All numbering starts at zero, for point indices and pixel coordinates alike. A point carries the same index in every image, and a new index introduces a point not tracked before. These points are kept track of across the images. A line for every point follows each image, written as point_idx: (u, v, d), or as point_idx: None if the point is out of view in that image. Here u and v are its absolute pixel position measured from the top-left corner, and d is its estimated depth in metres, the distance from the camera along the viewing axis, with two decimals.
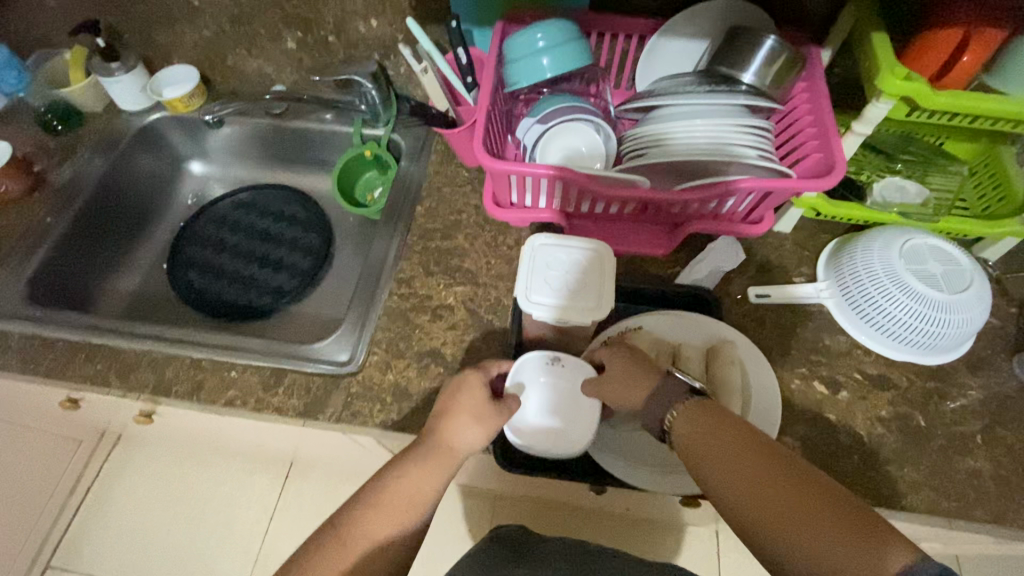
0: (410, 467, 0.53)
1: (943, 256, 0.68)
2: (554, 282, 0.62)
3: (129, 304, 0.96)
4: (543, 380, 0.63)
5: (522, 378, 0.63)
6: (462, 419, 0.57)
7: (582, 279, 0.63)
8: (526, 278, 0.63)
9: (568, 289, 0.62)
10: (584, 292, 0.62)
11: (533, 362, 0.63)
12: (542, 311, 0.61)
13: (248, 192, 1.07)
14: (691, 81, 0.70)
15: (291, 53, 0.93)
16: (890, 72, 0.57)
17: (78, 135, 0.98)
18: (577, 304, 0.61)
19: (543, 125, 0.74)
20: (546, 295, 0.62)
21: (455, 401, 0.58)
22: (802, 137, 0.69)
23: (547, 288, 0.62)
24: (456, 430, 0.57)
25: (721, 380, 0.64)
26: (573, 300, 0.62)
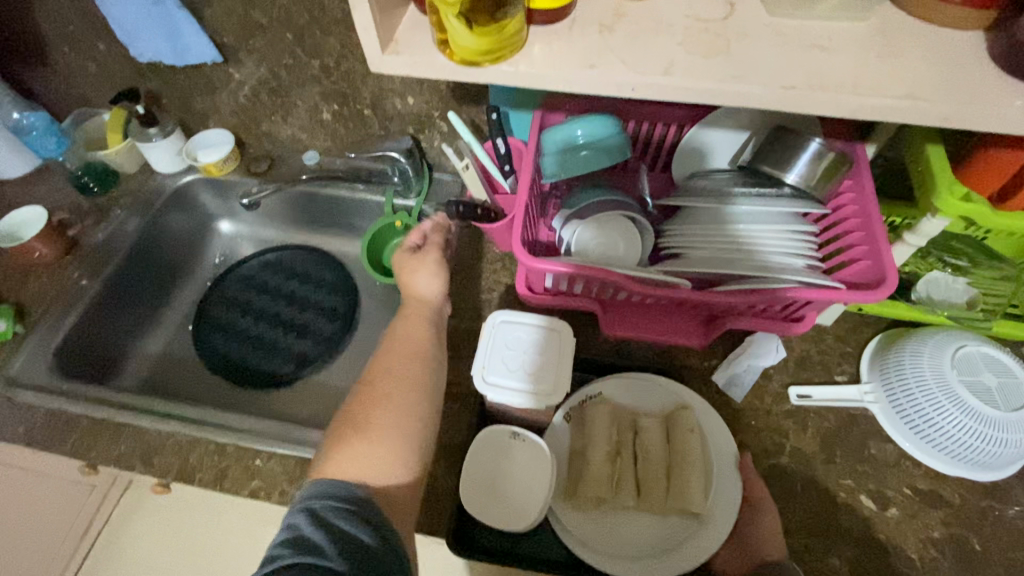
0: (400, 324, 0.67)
1: (995, 366, 0.65)
2: (511, 361, 0.60)
3: (153, 367, 0.95)
4: (505, 454, 0.62)
5: (482, 448, 0.62)
6: (417, 275, 0.73)
7: (538, 360, 0.61)
8: (483, 356, 0.61)
9: (526, 371, 0.60)
10: (540, 375, 0.60)
11: (494, 433, 0.63)
12: (497, 393, 0.59)
13: (275, 253, 1.07)
14: (733, 181, 0.69)
15: (326, 123, 0.93)
16: (950, 192, 0.55)
17: (113, 196, 0.99)
18: (533, 388, 0.59)
19: (581, 218, 0.72)
20: (503, 377, 0.60)
21: (403, 265, 0.74)
22: (848, 239, 0.67)
23: (503, 368, 0.60)
24: (414, 284, 0.72)
25: (681, 453, 0.60)
26: (528, 382, 0.59)
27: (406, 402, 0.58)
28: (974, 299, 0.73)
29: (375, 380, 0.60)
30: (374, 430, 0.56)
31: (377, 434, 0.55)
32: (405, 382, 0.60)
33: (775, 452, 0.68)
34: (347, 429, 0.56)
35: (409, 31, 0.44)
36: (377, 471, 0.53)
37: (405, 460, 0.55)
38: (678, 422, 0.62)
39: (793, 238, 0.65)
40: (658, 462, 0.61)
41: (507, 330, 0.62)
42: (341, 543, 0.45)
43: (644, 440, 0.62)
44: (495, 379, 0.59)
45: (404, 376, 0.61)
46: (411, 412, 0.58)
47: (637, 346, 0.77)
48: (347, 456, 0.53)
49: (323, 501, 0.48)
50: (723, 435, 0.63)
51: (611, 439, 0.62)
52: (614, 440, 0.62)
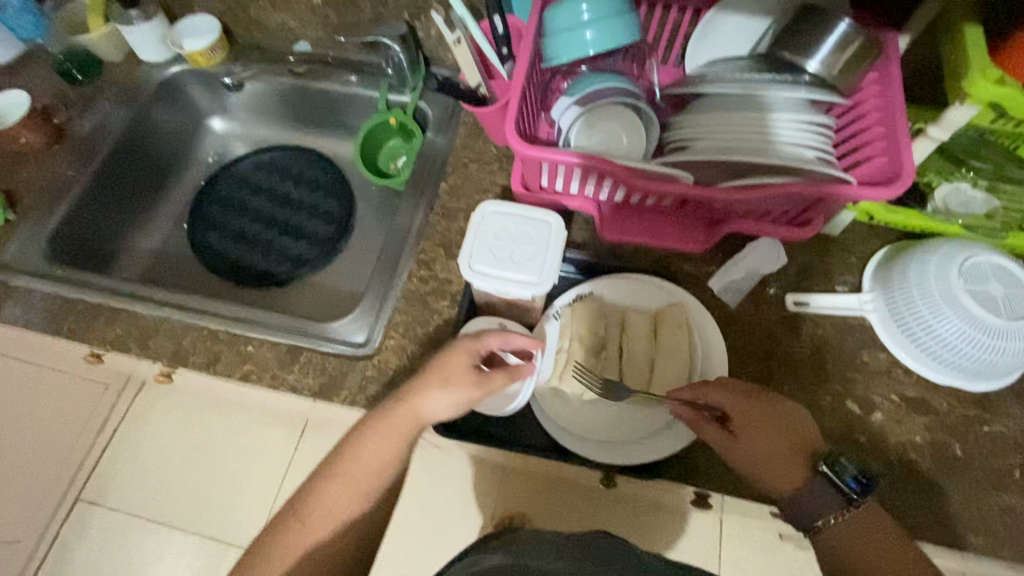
0: (367, 447, 0.54)
1: (1004, 276, 0.63)
2: (498, 251, 0.59)
3: (150, 263, 0.95)
4: None
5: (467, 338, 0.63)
6: (430, 387, 0.54)
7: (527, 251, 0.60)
8: (471, 246, 0.59)
9: (513, 262, 0.59)
10: (528, 265, 0.58)
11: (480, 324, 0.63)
12: (483, 281, 0.58)
13: (270, 153, 1.04)
14: (748, 67, 0.64)
15: (316, 7, 0.87)
16: (981, 74, 0.51)
17: (99, 85, 0.95)
18: (520, 278, 0.58)
19: (582, 106, 0.68)
20: (490, 266, 0.58)
21: (432, 375, 0.55)
22: (866, 135, 0.63)
23: (490, 257, 0.59)
24: (421, 397, 0.54)
25: (667, 347, 0.59)
26: (516, 271, 0.58)
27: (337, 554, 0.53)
28: (992, 211, 0.69)
29: (310, 525, 0.52)
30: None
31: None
32: (333, 537, 0.52)
33: (765, 357, 0.67)
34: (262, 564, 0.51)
35: None
36: None
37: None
38: (667, 319, 0.61)
39: (809, 131, 0.60)
40: (644, 356, 0.60)
41: (496, 221, 0.61)
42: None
43: (631, 335, 0.61)
44: (481, 268, 0.58)
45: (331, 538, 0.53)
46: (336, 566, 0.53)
47: (633, 251, 0.74)
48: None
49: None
50: (713, 334, 0.62)
51: (596, 333, 0.62)
52: (599, 334, 0.62)
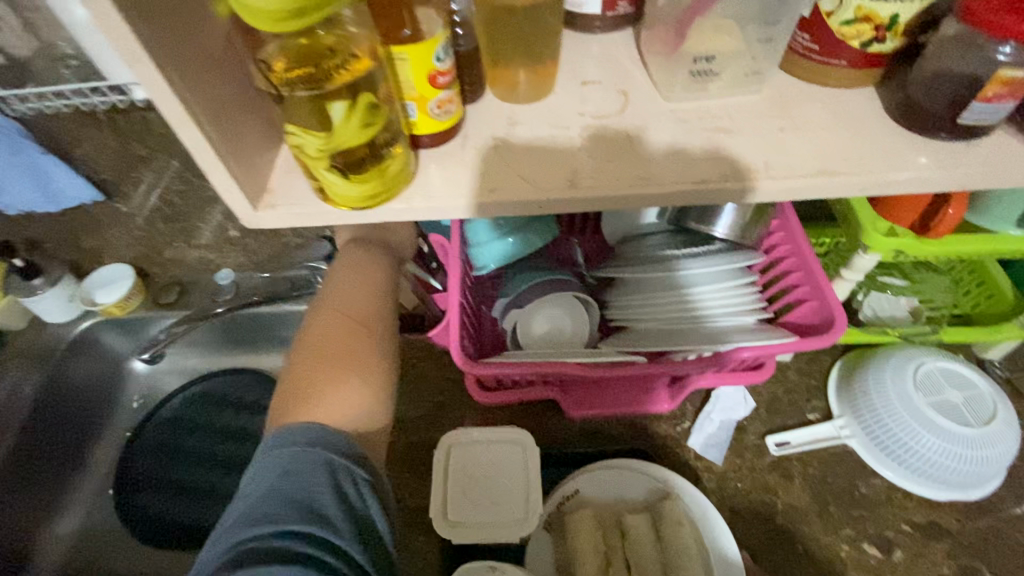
0: (341, 300, 0.55)
1: (957, 381, 0.66)
2: (472, 492, 0.54)
3: (73, 548, 0.83)
4: None
5: None
6: (379, 230, 0.63)
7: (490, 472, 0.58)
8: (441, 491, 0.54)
9: (489, 501, 0.53)
10: (507, 501, 0.53)
11: (467, 574, 0.55)
12: (463, 534, 0.52)
13: (198, 386, 0.95)
14: (664, 241, 0.67)
15: (234, 240, 0.87)
16: (874, 229, 0.55)
17: (0, 361, 0.87)
18: (502, 518, 0.52)
19: (521, 306, 0.68)
20: (466, 512, 0.53)
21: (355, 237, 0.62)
22: (788, 281, 0.66)
23: (463, 500, 0.53)
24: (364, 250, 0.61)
25: (676, 552, 0.55)
26: (495, 513, 0.53)
27: (368, 338, 0.53)
28: (916, 311, 0.74)
29: (332, 316, 0.53)
30: (348, 371, 0.50)
31: (349, 379, 0.49)
32: (364, 318, 0.54)
33: (768, 514, 0.64)
34: (315, 372, 0.49)
35: (284, 177, 0.39)
36: (355, 411, 0.48)
37: (386, 400, 0.51)
38: (666, 514, 0.57)
39: (733, 293, 0.63)
40: (657, 566, 0.55)
41: (464, 457, 0.56)
42: (361, 522, 0.40)
43: (634, 541, 0.56)
44: (457, 518, 0.52)
45: (359, 320, 0.54)
46: (373, 350, 0.52)
47: (606, 424, 0.72)
48: (325, 398, 0.47)
49: (330, 453, 0.42)
50: (715, 518, 0.58)
51: (597, 548, 0.56)
52: (601, 550, 0.56)
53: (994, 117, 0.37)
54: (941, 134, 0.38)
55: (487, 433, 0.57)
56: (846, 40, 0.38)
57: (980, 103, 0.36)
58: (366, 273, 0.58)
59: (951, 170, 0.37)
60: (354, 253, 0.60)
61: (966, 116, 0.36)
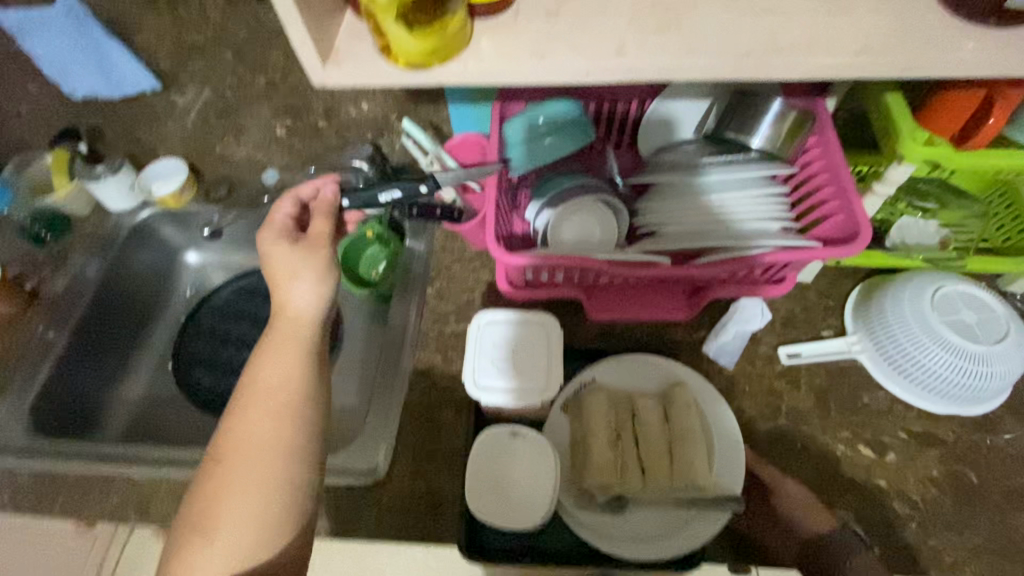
0: (238, 427, 0.54)
1: (973, 304, 0.67)
2: (500, 362, 0.60)
3: (137, 413, 0.92)
4: (506, 456, 0.61)
5: (481, 454, 0.62)
6: (287, 283, 0.59)
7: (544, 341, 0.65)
8: (472, 360, 0.60)
9: (516, 370, 0.59)
10: (531, 372, 0.59)
11: (493, 436, 0.62)
12: (491, 395, 0.59)
13: (248, 278, 1.04)
14: (701, 152, 0.69)
15: (281, 140, 0.92)
16: (910, 138, 0.56)
17: (67, 244, 0.94)
18: (526, 385, 0.58)
19: (553, 207, 0.71)
20: (493, 378, 0.59)
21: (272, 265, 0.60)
22: (818, 195, 0.67)
23: (493, 368, 0.59)
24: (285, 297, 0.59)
25: (681, 430, 0.60)
26: (519, 380, 0.59)
27: (258, 482, 0.52)
28: (945, 239, 0.74)
29: (228, 454, 0.53)
30: (223, 518, 0.51)
31: (222, 532, 0.50)
32: (258, 450, 0.53)
33: (772, 415, 0.69)
34: (193, 528, 0.51)
35: (349, 38, 0.42)
36: (235, 561, 0.50)
37: (274, 543, 0.51)
38: (675, 399, 0.62)
39: (763, 202, 0.65)
40: (663, 441, 0.60)
41: (495, 333, 0.61)
42: None
43: (643, 420, 0.62)
44: (486, 384, 0.59)
45: (256, 454, 0.53)
46: (271, 489, 0.52)
47: (625, 328, 0.76)
48: (188, 566, 0.49)
49: None
50: (722, 408, 0.63)
51: (610, 425, 0.62)
52: (612, 425, 0.62)
53: None
54: (989, 20, 0.38)
55: (515, 315, 0.62)
56: None
57: None
58: (275, 372, 0.56)
59: (994, 57, 0.38)
60: (262, 365, 0.57)
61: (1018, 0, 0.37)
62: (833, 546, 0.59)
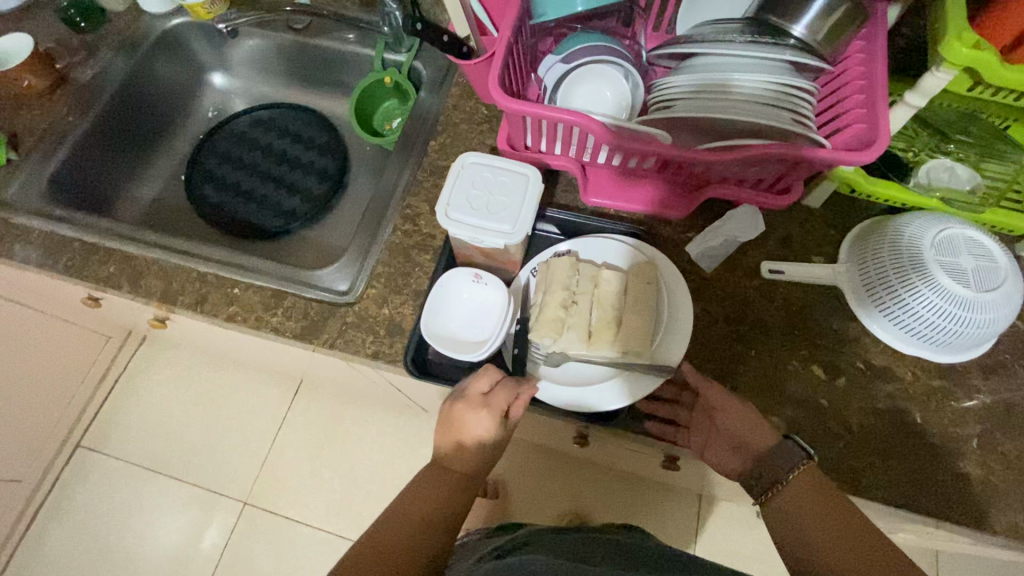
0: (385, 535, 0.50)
1: (977, 250, 0.63)
2: (475, 200, 0.60)
3: (148, 211, 0.98)
4: (468, 297, 0.65)
5: (445, 291, 0.65)
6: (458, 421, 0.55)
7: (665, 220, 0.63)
8: (449, 194, 0.61)
9: (489, 210, 0.60)
10: (503, 214, 0.59)
11: (456, 276, 0.65)
12: (459, 228, 0.60)
13: (268, 110, 1.05)
14: (738, 28, 0.63)
15: None
16: (957, 38, 0.51)
17: (101, 35, 0.95)
18: (494, 225, 0.59)
19: (568, 63, 0.70)
20: (465, 213, 0.60)
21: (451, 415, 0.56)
22: (846, 102, 0.63)
23: (467, 202, 0.60)
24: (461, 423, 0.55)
25: (634, 303, 0.61)
26: (489, 220, 0.59)
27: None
28: (977, 186, 0.70)
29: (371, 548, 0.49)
30: None
31: None
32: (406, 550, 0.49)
33: (735, 322, 0.69)
34: None
35: None
36: None
37: None
38: (635, 276, 0.62)
39: (788, 95, 0.61)
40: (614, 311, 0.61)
41: (477, 174, 0.62)
42: None
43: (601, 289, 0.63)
44: (458, 217, 0.59)
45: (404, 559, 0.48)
46: None
47: (614, 214, 0.76)
48: None
49: None
50: (682, 295, 0.63)
51: (567, 287, 0.63)
52: (570, 288, 0.63)
53: None
54: None
55: (501, 162, 0.62)
56: None
57: None
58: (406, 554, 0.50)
59: None
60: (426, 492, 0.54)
61: None
62: (776, 458, 0.54)
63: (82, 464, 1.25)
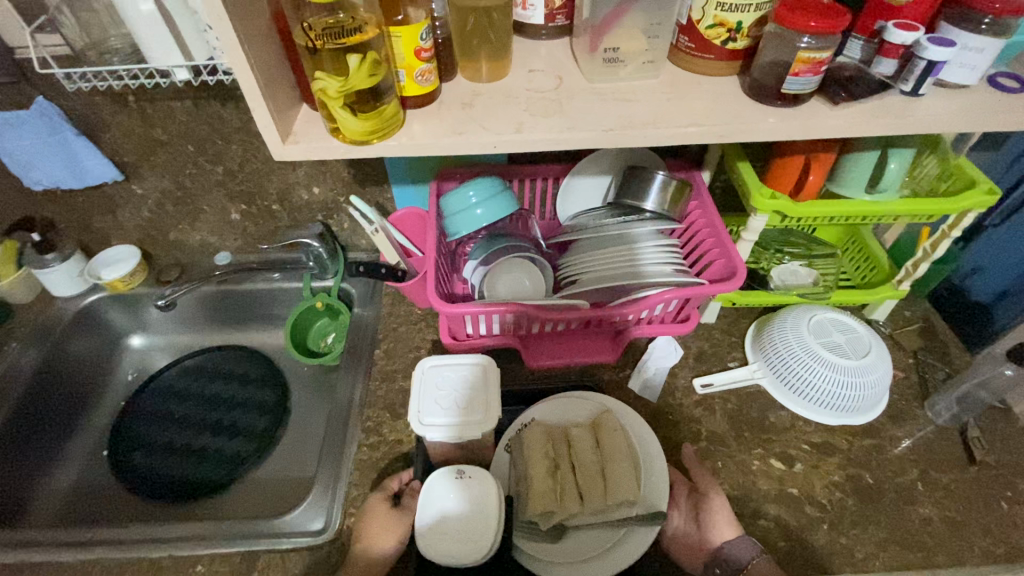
0: None
1: (841, 327, 0.80)
2: (444, 401, 0.65)
3: (67, 502, 0.88)
4: (455, 499, 0.63)
5: (431, 498, 0.63)
6: None
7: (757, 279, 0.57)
8: (418, 401, 0.65)
9: (459, 406, 0.65)
10: (471, 406, 0.65)
11: (439, 477, 0.65)
12: (436, 431, 0.63)
13: (194, 357, 1.04)
14: (605, 215, 0.82)
15: (235, 223, 0.98)
16: (759, 194, 0.71)
17: (8, 328, 0.94)
18: (467, 419, 0.63)
19: (487, 264, 0.81)
20: (437, 415, 0.64)
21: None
22: (704, 246, 0.81)
23: (436, 406, 0.64)
24: None
25: (610, 452, 0.66)
26: (461, 415, 0.64)
27: None
28: (816, 278, 0.89)
29: None
30: None
31: None
32: None
33: (693, 439, 0.77)
34: None
35: (305, 124, 0.52)
36: None
37: None
38: (603, 425, 0.69)
39: (662, 251, 0.77)
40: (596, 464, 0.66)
41: (439, 376, 0.67)
42: None
43: (577, 447, 0.68)
44: (433, 421, 0.63)
45: None
46: None
47: (559, 372, 0.84)
48: None
49: None
50: (647, 432, 0.70)
51: (547, 454, 0.67)
52: (550, 455, 0.67)
53: (810, 88, 0.52)
54: (777, 102, 0.54)
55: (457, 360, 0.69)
56: (713, 39, 0.54)
57: (793, 77, 0.51)
58: None
59: (788, 127, 0.53)
60: None
61: (788, 87, 0.52)
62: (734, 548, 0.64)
63: None
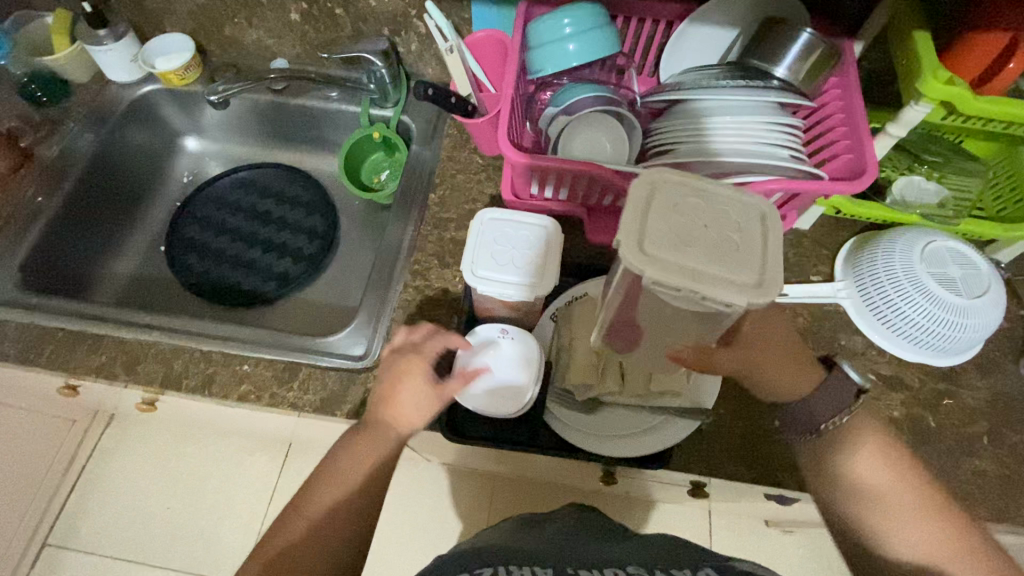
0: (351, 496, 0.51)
1: (960, 260, 0.68)
2: (499, 256, 0.60)
3: (128, 286, 0.93)
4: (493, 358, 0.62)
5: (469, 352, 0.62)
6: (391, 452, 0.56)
7: None
8: (472, 252, 0.61)
9: (515, 265, 0.60)
10: (526, 268, 0.60)
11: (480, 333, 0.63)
12: (487, 285, 0.59)
13: (248, 171, 1.02)
14: (719, 75, 0.68)
15: (294, 25, 0.87)
16: (933, 75, 0.56)
17: (66, 108, 0.91)
18: (522, 280, 0.59)
19: (569, 114, 0.71)
20: (491, 269, 0.59)
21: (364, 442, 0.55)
22: (830, 136, 0.68)
23: (492, 260, 0.60)
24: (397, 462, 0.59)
25: None
26: (516, 274, 0.59)
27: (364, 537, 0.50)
28: (945, 199, 0.76)
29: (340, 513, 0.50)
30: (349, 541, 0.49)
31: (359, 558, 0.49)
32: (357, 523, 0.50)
33: None
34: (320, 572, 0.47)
35: None
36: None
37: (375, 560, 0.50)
38: None
39: (781, 132, 0.64)
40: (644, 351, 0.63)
41: (498, 229, 0.62)
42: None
43: None
44: (487, 273, 0.59)
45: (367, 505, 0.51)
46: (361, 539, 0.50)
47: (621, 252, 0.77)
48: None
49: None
50: None
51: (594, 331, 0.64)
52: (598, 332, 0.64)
53: None
54: None
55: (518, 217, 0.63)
56: None
57: None
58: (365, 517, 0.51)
59: None
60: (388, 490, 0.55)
61: None
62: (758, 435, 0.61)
63: (51, 567, 1.11)
